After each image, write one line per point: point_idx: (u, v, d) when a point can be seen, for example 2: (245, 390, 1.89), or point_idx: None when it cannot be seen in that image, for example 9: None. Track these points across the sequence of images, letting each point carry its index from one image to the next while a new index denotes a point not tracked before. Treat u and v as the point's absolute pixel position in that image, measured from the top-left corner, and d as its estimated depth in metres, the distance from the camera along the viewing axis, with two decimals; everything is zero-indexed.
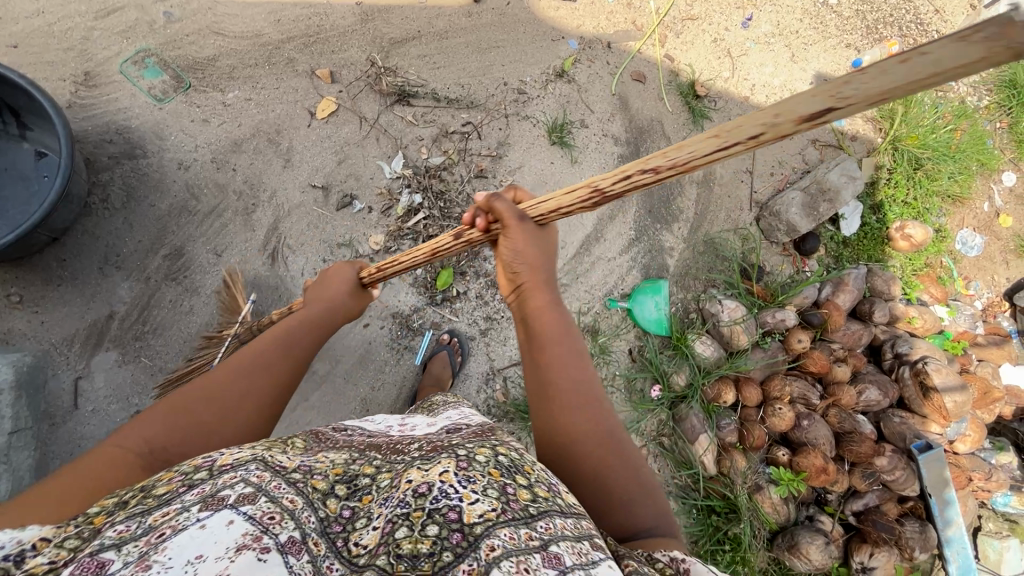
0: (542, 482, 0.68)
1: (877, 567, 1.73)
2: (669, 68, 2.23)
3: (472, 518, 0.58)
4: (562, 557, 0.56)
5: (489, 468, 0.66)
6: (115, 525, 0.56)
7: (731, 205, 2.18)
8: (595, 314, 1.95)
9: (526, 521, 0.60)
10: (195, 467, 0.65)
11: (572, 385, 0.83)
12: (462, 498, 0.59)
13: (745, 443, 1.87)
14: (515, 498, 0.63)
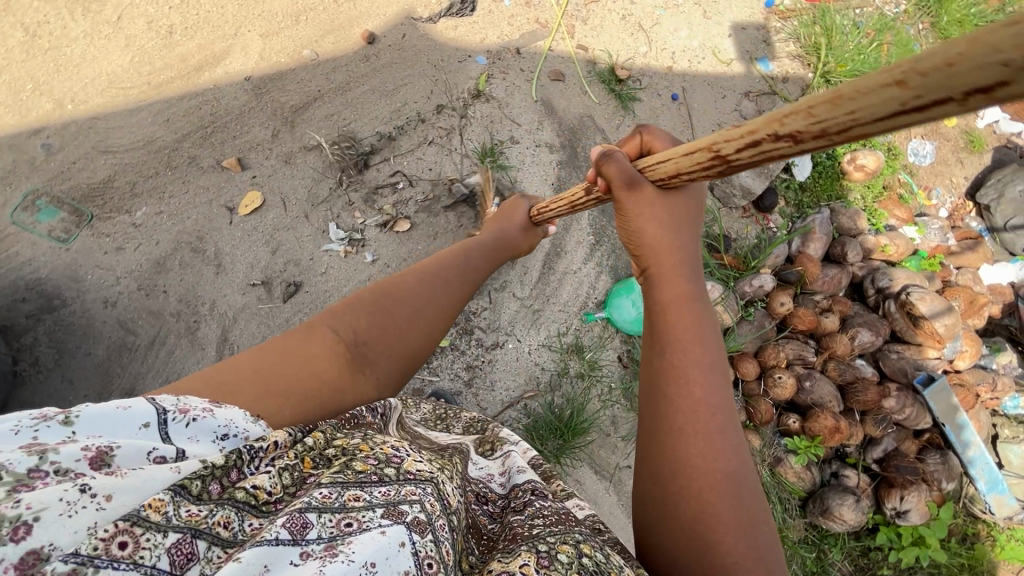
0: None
1: (910, 509, 1.74)
2: (586, 58, 2.15)
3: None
4: None
5: (572, 573, 0.61)
6: (322, 486, 0.58)
7: None
8: (575, 332, 1.89)
9: None
10: (384, 465, 0.65)
11: (700, 383, 0.75)
12: None
13: (755, 420, 1.83)
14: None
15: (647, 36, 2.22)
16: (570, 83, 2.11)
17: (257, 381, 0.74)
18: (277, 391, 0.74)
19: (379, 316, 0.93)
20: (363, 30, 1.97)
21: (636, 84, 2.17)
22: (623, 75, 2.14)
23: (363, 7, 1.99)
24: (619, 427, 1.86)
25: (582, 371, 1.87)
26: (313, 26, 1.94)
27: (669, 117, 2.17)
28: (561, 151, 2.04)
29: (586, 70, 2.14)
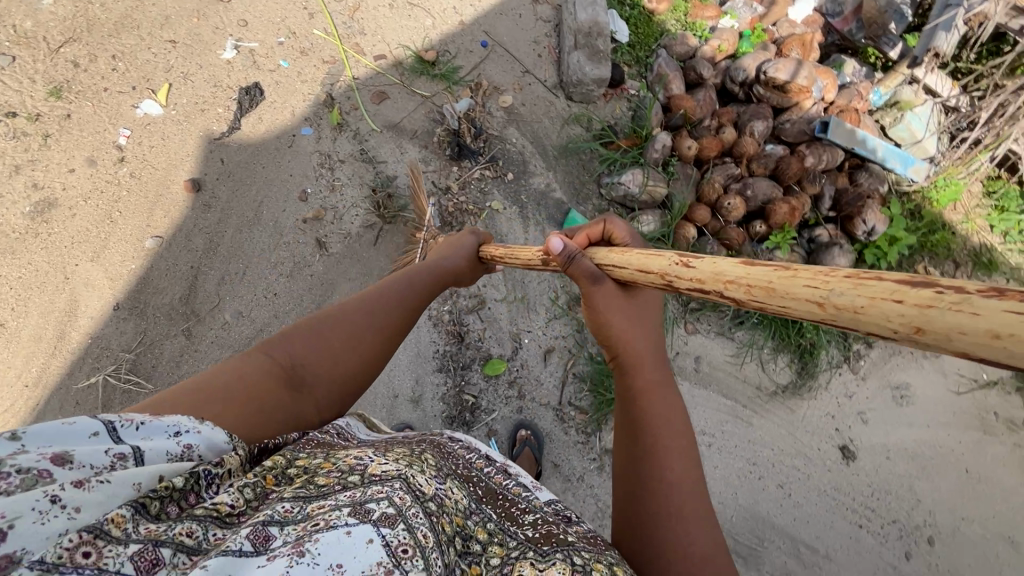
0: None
1: (874, 223, 2.04)
2: (391, 65, 2.11)
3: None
4: None
5: None
6: (284, 502, 0.60)
7: (544, 110, 2.21)
8: (564, 289, 2.00)
9: None
10: (350, 467, 0.69)
11: (680, 475, 0.82)
12: None
13: (733, 246, 2.05)
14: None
15: (423, 10, 2.20)
16: (395, 94, 2.07)
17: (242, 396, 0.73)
18: (288, 387, 0.80)
19: (332, 339, 0.89)
20: (183, 182, 1.81)
21: (447, 57, 2.16)
22: (431, 56, 2.12)
23: (164, 162, 1.82)
24: None
25: None
26: (134, 214, 1.75)
27: (492, 65, 2.20)
28: (434, 156, 2.03)
29: (399, 75, 2.10)
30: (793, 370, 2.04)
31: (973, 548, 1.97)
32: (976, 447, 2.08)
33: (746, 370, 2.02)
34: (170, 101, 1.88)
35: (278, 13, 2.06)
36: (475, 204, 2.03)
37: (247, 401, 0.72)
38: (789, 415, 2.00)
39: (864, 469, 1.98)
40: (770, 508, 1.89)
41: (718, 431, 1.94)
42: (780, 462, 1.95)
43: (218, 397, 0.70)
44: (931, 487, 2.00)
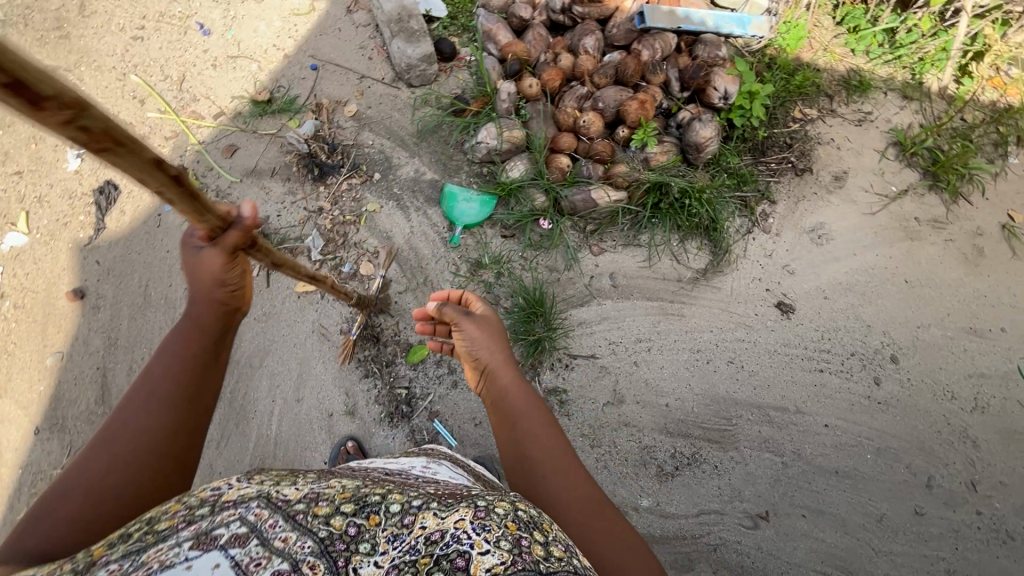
0: (558, 541, 0.69)
1: (726, 86, 2.06)
2: (231, 118, 2.16)
3: (480, 573, 0.59)
4: None
5: (505, 521, 0.67)
6: (109, 563, 0.55)
7: (391, 104, 2.24)
8: (462, 258, 2.01)
9: (538, 574, 0.61)
10: (198, 499, 0.64)
11: (550, 448, 0.95)
12: (472, 546, 0.62)
13: (607, 159, 2.06)
14: (530, 550, 0.64)
15: (246, 58, 2.26)
16: (244, 142, 2.12)
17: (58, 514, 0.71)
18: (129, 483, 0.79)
19: None
20: (66, 294, 1.85)
21: (282, 90, 2.21)
22: (266, 96, 2.17)
23: (45, 282, 1.87)
24: (556, 267, 2.03)
25: (496, 271, 2.00)
26: (30, 339, 1.82)
27: (328, 83, 2.25)
28: (298, 184, 2.07)
29: (241, 124, 2.15)
30: (706, 252, 2.05)
31: (939, 351, 1.95)
32: (908, 257, 2.08)
33: (662, 269, 2.03)
34: (32, 226, 1.96)
35: (111, 112, 2.14)
36: (351, 213, 2.05)
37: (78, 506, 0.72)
38: (717, 293, 2.00)
39: (807, 317, 1.97)
40: (729, 386, 1.88)
41: (654, 333, 1.94)
42: (724, 340, 1.94)
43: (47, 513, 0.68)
44: (878, 309, 1.99)
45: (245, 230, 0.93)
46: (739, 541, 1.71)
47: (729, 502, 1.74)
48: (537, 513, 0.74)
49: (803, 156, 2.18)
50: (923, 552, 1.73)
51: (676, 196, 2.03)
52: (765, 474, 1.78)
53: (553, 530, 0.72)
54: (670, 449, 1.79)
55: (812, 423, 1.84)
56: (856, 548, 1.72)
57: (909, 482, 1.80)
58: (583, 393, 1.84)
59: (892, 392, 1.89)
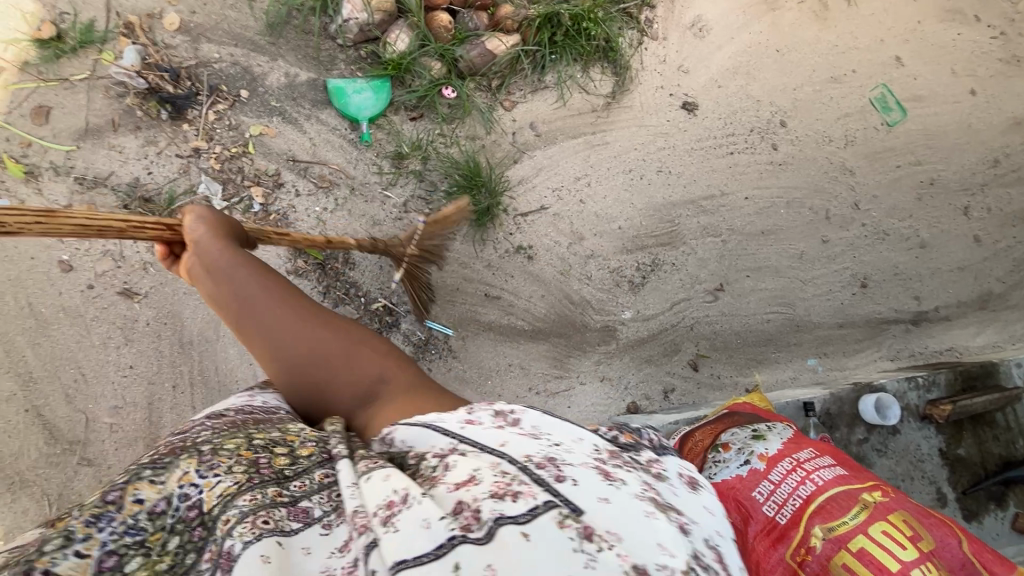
0: (307, 441, 0.87)
1: None
2: (18, 72, 1.66)
3: (213, 502, 0.75)
4: (305, 512, 0.75)
5: (240, 451, 0.82)
6: None
7: (218, 3, 1.85)
8: (381, 156, 1.88)
9: (273, 481, 0.78)
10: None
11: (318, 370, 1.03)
12: (207, 486, 0.77)
13: (488, 4, 1.93)
14: (268, 466, 0.81)
15: None
16: (55, 99, 1.68)
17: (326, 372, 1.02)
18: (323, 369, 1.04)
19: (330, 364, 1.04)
20: None
21: (67, 18, 1.71)
22: (49, 30, 1.68)
23: None
24: (477, 134, 1.96)
25: (421, 157, 1.89)
26: None
27: None
28: (154, 130, 1.73)
29: (36, 76, 1.67)
30: (609, 75, 2.08)
31: (814, 105, 2.23)
32: (773, 28, 2.25)
33: (575, 104, 2.05)
34: None
35: None
36: (236, 144, 1.78)
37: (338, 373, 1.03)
38: (630, 112, 2.08)
39: (709, 109, 2.13)
40: (664, 193, 2.04)
41: (589, 168, 2.01)
42: (649, 153, 2.06)
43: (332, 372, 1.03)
44: (762, 84, 2.19)
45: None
46: (707, 314, 2.00)
47: (692, 287, 2.00)
48: (277, 431, 0.89)
49: None
50: (835, 269, 2.14)
51: (568, 25, 1.97)
52: (712, 254, 2.04)
53: (299, 436, 0.88)
54: (634, 263, 1.97)
55: (736, 200, 2.10)
56: (790, 285, 2.08)
57: (814, 220, 2.15)
58: (546, 243, 1.91)
59: (788, 153, 2.18)
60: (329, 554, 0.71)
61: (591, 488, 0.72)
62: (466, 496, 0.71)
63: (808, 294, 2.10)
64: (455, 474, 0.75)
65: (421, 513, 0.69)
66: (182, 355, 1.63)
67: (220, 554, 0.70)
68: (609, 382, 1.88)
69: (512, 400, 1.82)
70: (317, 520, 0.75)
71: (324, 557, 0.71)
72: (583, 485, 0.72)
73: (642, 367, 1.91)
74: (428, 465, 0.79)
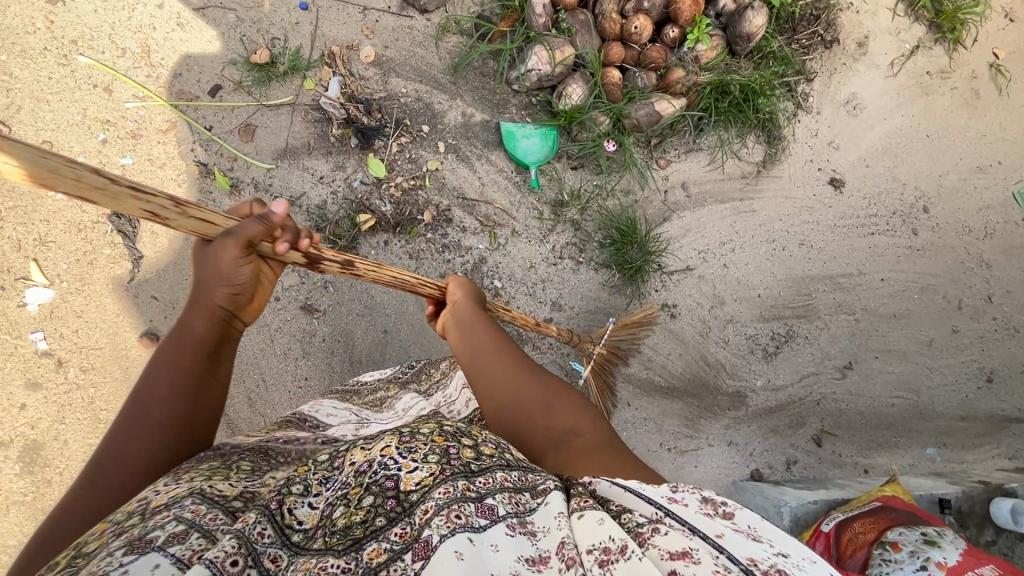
0: (488, 441, 0.85)
1: None
2: (232, 91, 1.79)
3: (410, 486, 0.74)
4: (493, 508, 0.72)
5: (433, 437, 0.80)
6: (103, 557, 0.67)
7: (409, 40, 1.95)
8: (542, 201, 1.96)
9: (466, 474, 0.76)
10: (124, 514, 0.76)
11: (513, 403, 0.99)
12: (401, 468, 0.75)
13: (660, 65, 1.99)
14: (458, 457, 0.78)
15: (217, 8, 1.81)
16: (262, 119, 1.80)
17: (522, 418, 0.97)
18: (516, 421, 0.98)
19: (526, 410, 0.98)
20: (138, 342, 1.62)
21: (279, 45, 1.84)
22: (264, 54, 1.80)
23: (102, 336, 1.60)
24: (632, 189, 2.02)
25: (579, 206, 1.97)
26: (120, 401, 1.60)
27: (328, 27, 1.89)
28: (344, 157, 1.84)
29: (247, 96, 1.79)
30: (762, 144, 2.12)
31: (957, 194, 2.24)
32: (924, 113, 2.26)
33: (726, 169, 2.10)
34: (52, 273, 1.60)
35: (73, 111, 1.69)
36: (414, 176, 1.88)
37: (534, 415, 0.97)
38: (778, 182, 2.12)
39: (855, 187, 2.16)
40: (804, 266, 2.08)
41: (733, 234, 2.06)
42: (793, 225, 2.10)
43: (526, 415, 0.97)
44: (908, 168, 2.21)
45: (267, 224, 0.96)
46: (835, 391, 2.03)
47: (822, 363, 2.03)
48: (463, 422, 0.88)
49: (830, 26, 2.19)
50: (963, 360, 2.14)
51: (737, 95, 2.03)
52: (843, 332, 2.07)
53: (484, 432, 0.86)
54: (769, 332, 2.01)
55: (873, 280, 2.12)
56: (917, 371, 2.10)
57: (946, 309, 2.16)
58: (688, 303, 1.97)
59: (927, 238, 2.19)
60: (519, 558, 0.68)
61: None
62: (685, 573, 0.64)
63: (934, 383, 2.11)
64: (669, 542, 0.67)
65: (641, 573, 0.63)
66: (352, 373, 1.73)
67: (412, 538, 0.69)
68: (735, 447, 1.94)
69: (644, 451, 1.90)
70: (503, 519, 0.72)
71: (513, 559, 0.67)
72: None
73: (767, 435, 1.96)
74: (632, 520, 0.72)
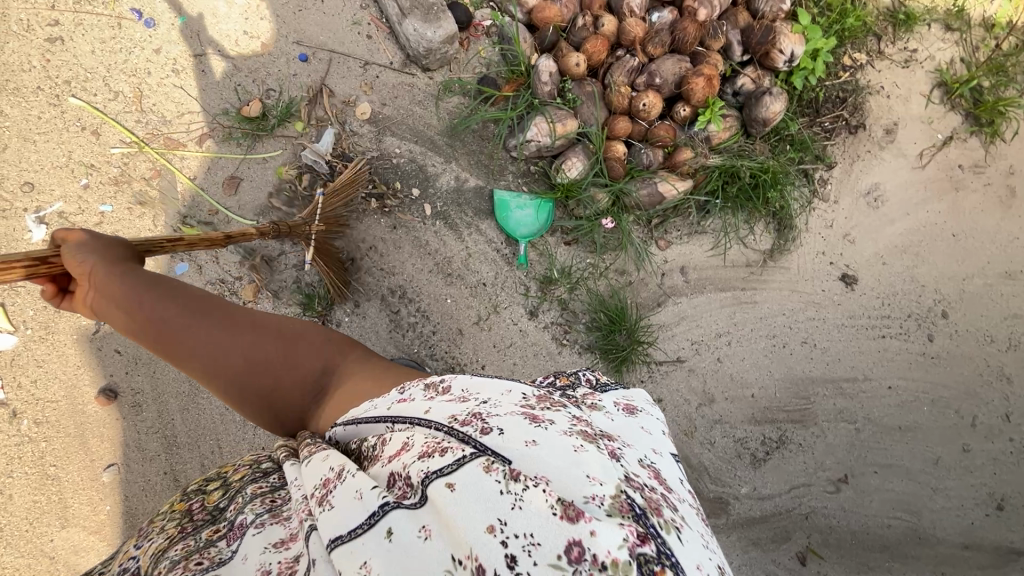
0: (240, 469, 0.97)
1: (793, 48, 1.86)
2: (221, 142, 1.75)
3: (161, 562, 0.81)
4: (239, 522, 0.83)
5: (172, 510, 0.92)
6: None
7: (408, 98, 1.89)
8: (530, 277, 1.88)
9: (203, 525, 0.87)
10: None
11: (263, 373, 1.01)
12: (140, 556, 0.84)
13: (668, 143, 1.88)
14: (200, 509, 0.91)
15: (216, 55, 1.77)
16: (248, 172, 1.75)
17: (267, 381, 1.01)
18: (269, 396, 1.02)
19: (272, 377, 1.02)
20: (95, 398, 1.58)
21: (274, 98, 1.79)
22: (256, 107, 1.75)
23: (61, 388, 1.58)
24: (627, 270, 1.92)
25: (568, 286, 1.88)
26: (72, 457, 1.57)
27: (327, 79, 1.84)
28: None
29: (235, 149, 1.75)
30: (771, 232, 2.00)
31: (980, 300, 2.08)
32: (953, 210, 2.11)
33: (730, 255, 1.98)
34: (17, 319, 1.57)
35: (59, 153, 1.67)
36: (398, 242, 1.82)
37: (276, 381, 1.02)
38: (785, 274, 1.99)
39: (868, 285, 2.02)
40: (804, 366, 1.95)
41: (731, 325, 1.94)
42: (797, 321, 1.97)
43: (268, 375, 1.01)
44: (929, 269, 2.06)
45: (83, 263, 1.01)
46: (826, 506, 1.89)
47: (815, 474, 1.90)
48: (212, 472, 0.99)
49: (856, 111, 2.06)
50: (972, 483, 1.98)
51: (746, 180, 1.92)
52: (842, 442, 1.93)
53: (233, 467, 0.99)
54: (760, 437, 1.89)
55: (879, 388, 1.97)
56: (919, 491, 1.95)
57: (957, 425, 2.00)
58: (673, 398, 1.87)
59: (943, 346, 2.03)
60: (265, 548, 0.77)
61: (517, 435, 0.73)
62: (399, 466, 0.77)
63: (937, 506, 1.95)
64: (391, 447, 0.81)
65: (356, 487, 0.76)
66: None
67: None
68: None
69: None
70: (250, 524, 0.81)
71: (260, 553, 0.77)
72: (509, 433, 0.74)
73: (746, 548, 1.83)
74: (370, 445, 0.86)
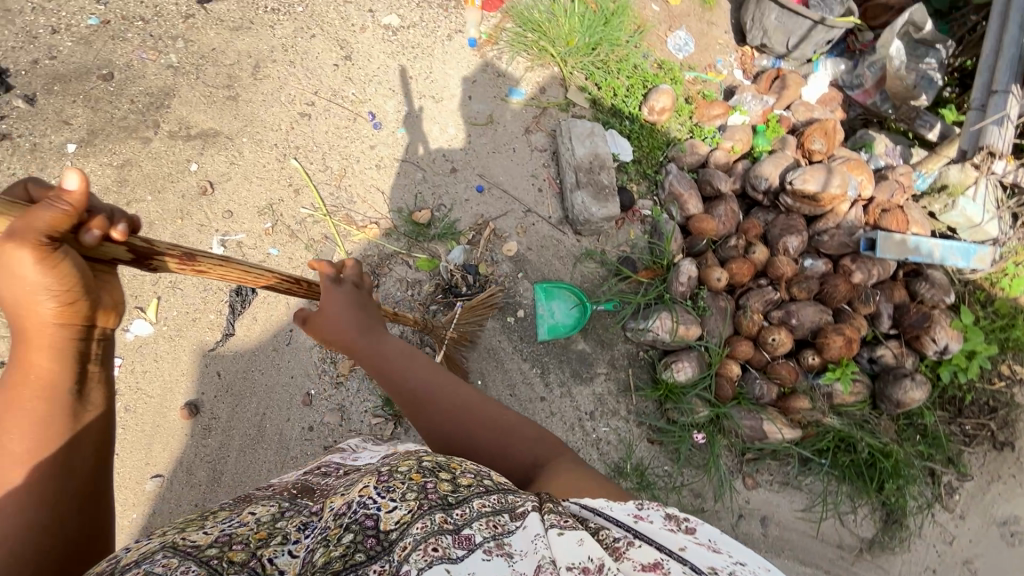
0: (467, 472, 0.79)
1: (946, 342, 1.80)
2: (385, 232, 1.98)
3: (389, 525, 0.67)
4: (470, 536, 0.66)
5: (409, 475, 0.74)
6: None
7: (552, 250, 2.03)
8: (601, 458, 1.82)
9: (442, 506, 0.70)
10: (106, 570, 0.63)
11: (477, 425, 0.99)
12: (378, 507, 0.69)
13: (787, 384, 1.82)
14: (435, 490, 0.72)
15: (413, 164, 2.07)
16: (393, 264, 1.95)
17: (455, 424, 0.98)
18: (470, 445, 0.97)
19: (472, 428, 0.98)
20: (179, 409, 1.71)
21: (442, 212, 2.02)
22: (425, 216, 1.98)
23: (158, 387, 1.73)
24: (703, 494, 1.79)
25: (636, 485, 1.79)
26: (134, 453, 1.68)
27: (491, 211, 2.05)
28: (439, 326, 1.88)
29: (393, 242, 1.97)
30: (876, 520, 1.78)
31: None
32: None
33: (822, 527, 1.78)
34: (160, 316, 1.78)
35: (262, 197, 1.98)
36: (491, 373, 1.87)
37: (494, 439, 0.97)
38: None
39: None
40: None
41: None
42: None
43: (481, 431, 0.98)
44: None
45: (73, 210, 0.69)
46: None
47: None
48: (442, 458, 0.82)
49: (1006, 427, 1.88)
50: None
51: (861, 455, 1.77)
52: None
53: (461, 467, 0.81)
54: None
55: None
56: None
57: None
58: None
59: None
60: None
61: None
62: None
63: None
64: (642, 554, 0.69)
65: None
66: None
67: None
68: None
69: None
70: (480, 546, 0.66)
71: None
72: None
73: None
74: (609, 532, 0.72)
